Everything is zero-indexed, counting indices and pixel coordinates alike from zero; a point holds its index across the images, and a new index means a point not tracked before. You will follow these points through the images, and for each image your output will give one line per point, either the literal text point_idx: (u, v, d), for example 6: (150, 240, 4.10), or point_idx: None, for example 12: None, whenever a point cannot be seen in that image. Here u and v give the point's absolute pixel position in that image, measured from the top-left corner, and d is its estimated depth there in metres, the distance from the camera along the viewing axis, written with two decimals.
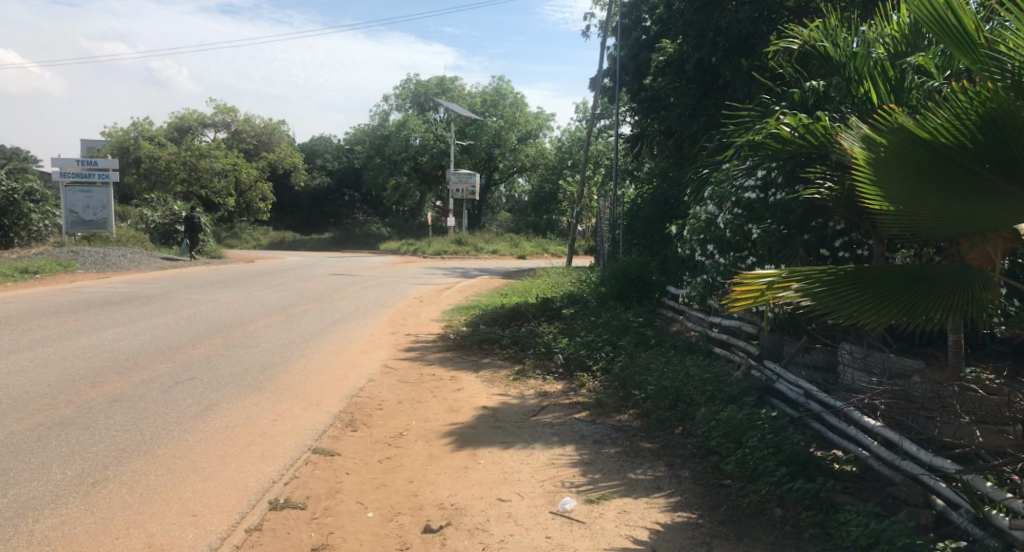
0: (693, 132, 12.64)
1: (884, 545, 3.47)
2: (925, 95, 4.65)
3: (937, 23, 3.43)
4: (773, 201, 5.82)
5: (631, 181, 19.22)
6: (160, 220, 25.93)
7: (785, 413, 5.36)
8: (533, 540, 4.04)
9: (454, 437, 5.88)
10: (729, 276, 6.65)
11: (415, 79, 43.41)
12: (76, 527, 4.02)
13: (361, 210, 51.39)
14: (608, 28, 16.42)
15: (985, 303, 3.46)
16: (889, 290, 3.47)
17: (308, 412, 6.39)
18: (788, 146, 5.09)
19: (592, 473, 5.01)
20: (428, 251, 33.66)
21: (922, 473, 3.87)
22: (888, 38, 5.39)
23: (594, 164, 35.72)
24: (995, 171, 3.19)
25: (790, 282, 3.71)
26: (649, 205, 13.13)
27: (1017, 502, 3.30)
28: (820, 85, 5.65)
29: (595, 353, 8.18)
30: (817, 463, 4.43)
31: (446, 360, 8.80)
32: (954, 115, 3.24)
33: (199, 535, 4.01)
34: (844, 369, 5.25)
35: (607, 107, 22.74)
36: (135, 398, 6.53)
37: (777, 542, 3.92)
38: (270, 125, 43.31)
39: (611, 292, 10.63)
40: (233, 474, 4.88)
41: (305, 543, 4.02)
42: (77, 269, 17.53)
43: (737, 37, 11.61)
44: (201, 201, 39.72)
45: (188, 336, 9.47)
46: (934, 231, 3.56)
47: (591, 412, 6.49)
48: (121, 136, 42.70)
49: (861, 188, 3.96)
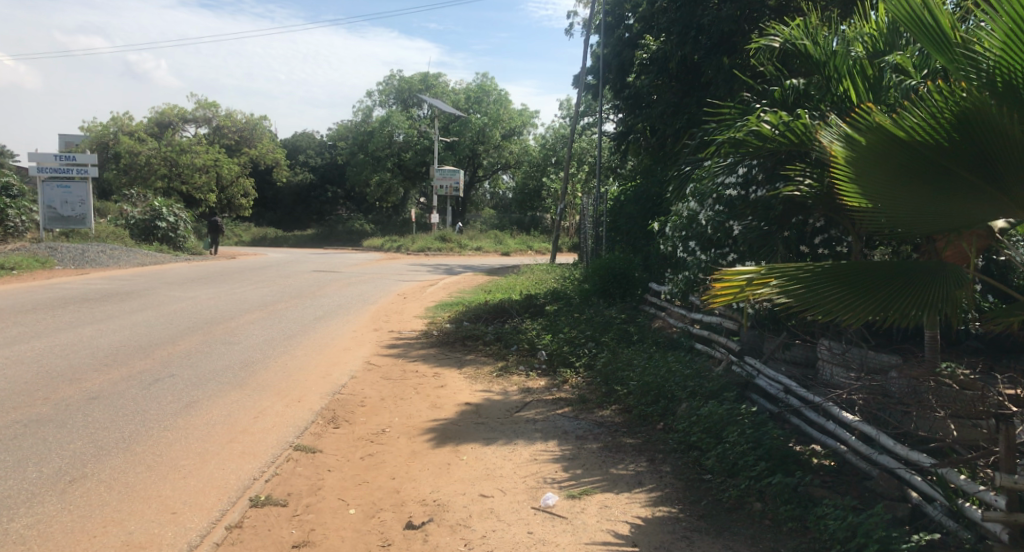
0: (675, 129, 12.72)
1: (860, 537, 3.53)
2: (902, 94, 4.70)
3: (914, 23, 3.53)
4: (754, 198, 5.87)
5: (614, 178, 19.42)
6: (140, 215, 25.47)
7: (764, 408, 5.43)
8: (514, 535, 4.06)
9: (434, 434, 5.88)
10: (711, 272, 6.66)
11: (399, 76, 43.42)
12: (53, 525, 3.99)
13: (344, 206, 50.75)
14: (592, 26, 16.49)
15: (958, 301, 3.51)
16: (865, 288, 3.53)
17: (289, 409, 6.35)
18: (768, 142, 5.12)
19: (573, 469, 5.03)
20: (412, 247, 33.49)
21: (899, 467, 3.93)
22: (866, 36, 5.44)
23: (579, 161, 35.89)
24: (972, 170, 3.25)
25: (768, 279, 3.75)
26: (633, 202, 13.24)
27: (989, 494, 3.32)
28: (799, 84, 5.61)
29: (578, 350, 8.22)
30: (795, 457, 4.48)
31: (429, 356, 8.80)
32: (928, 115, 3.29)
33: (179, 532, 4.00)
34: (822, 364, 5.33)
35: (592, 105, 22.93)
36: (114, 396, 6.46)
37: (756, 536, 3.96)
38: (252, 120, 43.04)
39: (595, 288, 10.69)
40: (214, 471, 4.86)
41: (286, 539, 4.01)
42: (55, 265, 17.33)
43: (719, 35, 11.70)
44: (182, 196, 39.20)
45: (168, 333, 9.37)
46: (910, 228, 3.61)
47: (574, 408, 6.51)
48: (100, 131, 42.23)
49: (838, 184, 4.00)
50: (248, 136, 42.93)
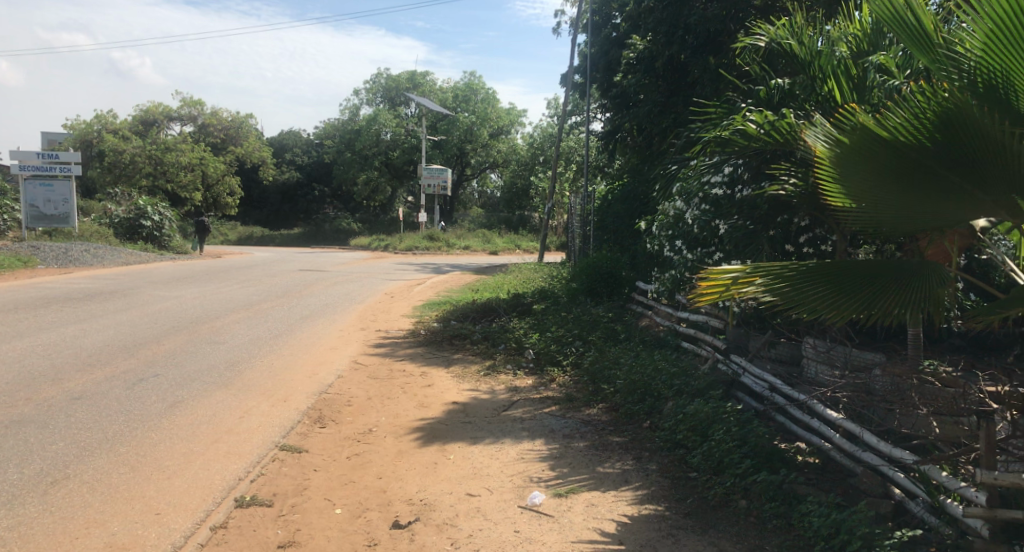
0: (662, 128, 12.78)
1: (843, 534, 3.56)
2: (885, 94, 4.74)
3: (897, 24, 3.59)
4: (739, 197, 5.91)
5: (602, 176, 19.47)
6: (124, 214, 25.26)
7: (750, 406, 5.47)
8: (500, 534, 4.06)
9: (421, 433, 5.87)
10: (697, 271, 6.69)
11: (386, 74, 43.34)
12: (35, 527, 3.95)
13: (331, 205, 50.56)
14: (580, 25, 16.53)
15: (941, 300, 3.54)
16: (849, 286, 3.55)
17: (275, 409, 6.32)
18: (753, 142, 5.15)
19: (560, 467, 5.04)
20: (400, 246, 33.41)
21: (882, 464, 3.96)
22: (850, 36, 5.47)
23: (567, 160, 35.96)
24: (954, 170, 3.28)
25: (754, 277, 3.77)
26: (620, 201, 13.28)
27: (970, 490, 3.35)
28: (785, 83, 5.67)
29: (566, 349, 8.24)
30: (780, 455, 4.51)
31: (416, 355, 8.79)
32: (911, 115, 3.32)
33: (162, 533, 3.97)
34: (807, 363, 5.37)
35: (580, 105, 22.97)
36: (97, 396, 6.41)
37: (741, 533, 3.98)
38: (238, 118, 42.79)
39: (582, 287, 10.72)
40: (198, 472, 4.83)
41: (271, 539, 3.99)
42: (37, 264, 17.16)
43: (705, 35, 11.76)
44: (167, 195, 38.90)
45: (153, 332, 9.30)
46: (893, 229, 3.64)
47: (561, 406, 6.52)
48: (83, 129, 41.83)
49: (823, 184, 4.02)
50: (234, 134, 42.69)
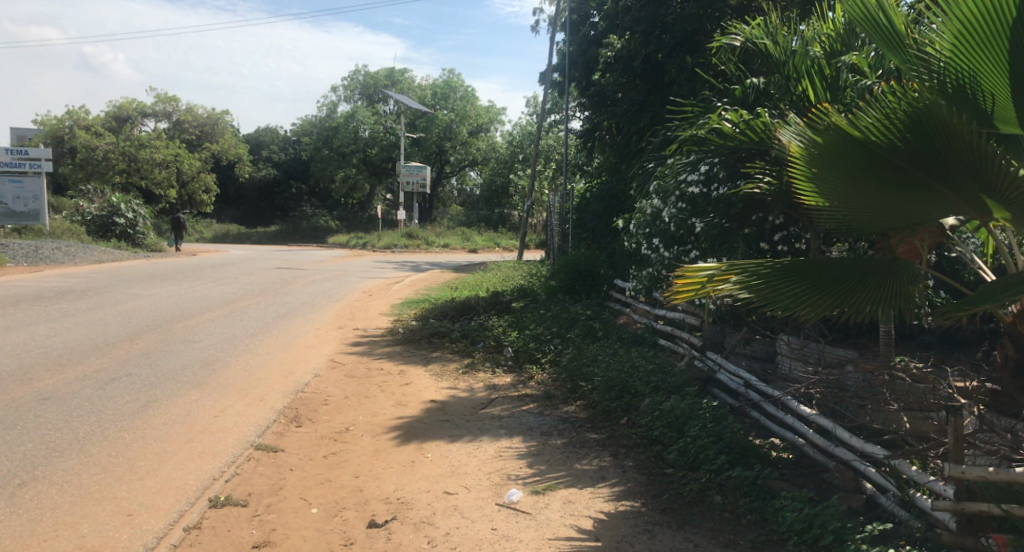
0: (639, 127, 12.84)
1: (816, 529, 3.60)
2: (858, 93, 4.80)
3: (870, 24, 3.64)
4: (716, 195, 5.96)
5: (580, 175, 19.53)
6: (96, 211, 24.86)
7: (725, 402, 5.52)
8: (477, 532, 4.05)
9: (398, 431, 5.84)
10: (673, 269, 6.73)
11: (364, 71, 43.13)
12: (2, 530, 3.88)
13: (309, 202, 50.15)
14: (558, 24, 16.57)
15: (911, 297, 3.59)
16: (822, 284, 3.59)
17: (250, 408, 6.26)
18: (728, 140, 5.19)
19: (538, 465, 5.05)
20: (378, 244, 33.23)
21: (854, 459, 4.01)
22: (824, 35, 5.52)
23: (547, 158, 36.00)
24: (923, 170, 3.32)
25: (729, 275, 3.80)
26: (598, 199, 13.32)
27: (938, 484, 3.41)
28: (760, 83, 5.73)
29: (544, 346, 8.25)
30: (754, 450, 4.56)
31: (394, 353, 8.75)
32: (883, 115, 3.36)
33: (134, 535, 3.92)
34: (782, 359, 5.43)
35: (559, 103, 23.01)
36: (68, 396, 6.30)
37: (716, 528, 4.01)
38: (214, 115, 42.31)
39: (561, 285, 10.74)
40: (172, 472, 4.77)
41: (246, 539, 3.95)
42: (7, 262, 16.84)
43: (682, 34, 11.84)
44: (141, 192, 38.36)
45: (126, 331, 9.17)
46: (864, 227, 3.68)
47: (539, 404, 6.53)
48: (55, 125, 41.12)
49: (796, 183, 4.06)
50: (209, 131, 42.21)
